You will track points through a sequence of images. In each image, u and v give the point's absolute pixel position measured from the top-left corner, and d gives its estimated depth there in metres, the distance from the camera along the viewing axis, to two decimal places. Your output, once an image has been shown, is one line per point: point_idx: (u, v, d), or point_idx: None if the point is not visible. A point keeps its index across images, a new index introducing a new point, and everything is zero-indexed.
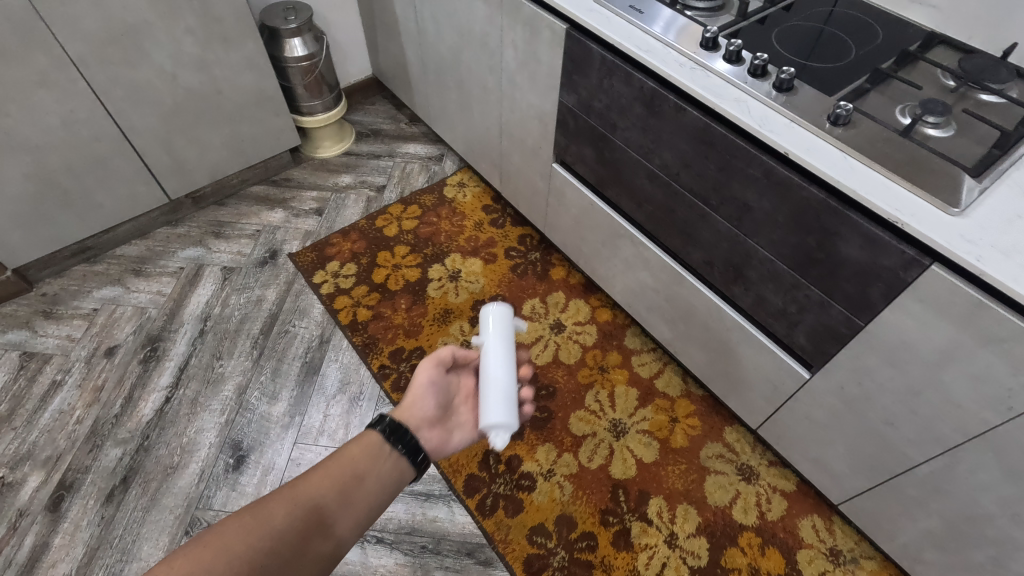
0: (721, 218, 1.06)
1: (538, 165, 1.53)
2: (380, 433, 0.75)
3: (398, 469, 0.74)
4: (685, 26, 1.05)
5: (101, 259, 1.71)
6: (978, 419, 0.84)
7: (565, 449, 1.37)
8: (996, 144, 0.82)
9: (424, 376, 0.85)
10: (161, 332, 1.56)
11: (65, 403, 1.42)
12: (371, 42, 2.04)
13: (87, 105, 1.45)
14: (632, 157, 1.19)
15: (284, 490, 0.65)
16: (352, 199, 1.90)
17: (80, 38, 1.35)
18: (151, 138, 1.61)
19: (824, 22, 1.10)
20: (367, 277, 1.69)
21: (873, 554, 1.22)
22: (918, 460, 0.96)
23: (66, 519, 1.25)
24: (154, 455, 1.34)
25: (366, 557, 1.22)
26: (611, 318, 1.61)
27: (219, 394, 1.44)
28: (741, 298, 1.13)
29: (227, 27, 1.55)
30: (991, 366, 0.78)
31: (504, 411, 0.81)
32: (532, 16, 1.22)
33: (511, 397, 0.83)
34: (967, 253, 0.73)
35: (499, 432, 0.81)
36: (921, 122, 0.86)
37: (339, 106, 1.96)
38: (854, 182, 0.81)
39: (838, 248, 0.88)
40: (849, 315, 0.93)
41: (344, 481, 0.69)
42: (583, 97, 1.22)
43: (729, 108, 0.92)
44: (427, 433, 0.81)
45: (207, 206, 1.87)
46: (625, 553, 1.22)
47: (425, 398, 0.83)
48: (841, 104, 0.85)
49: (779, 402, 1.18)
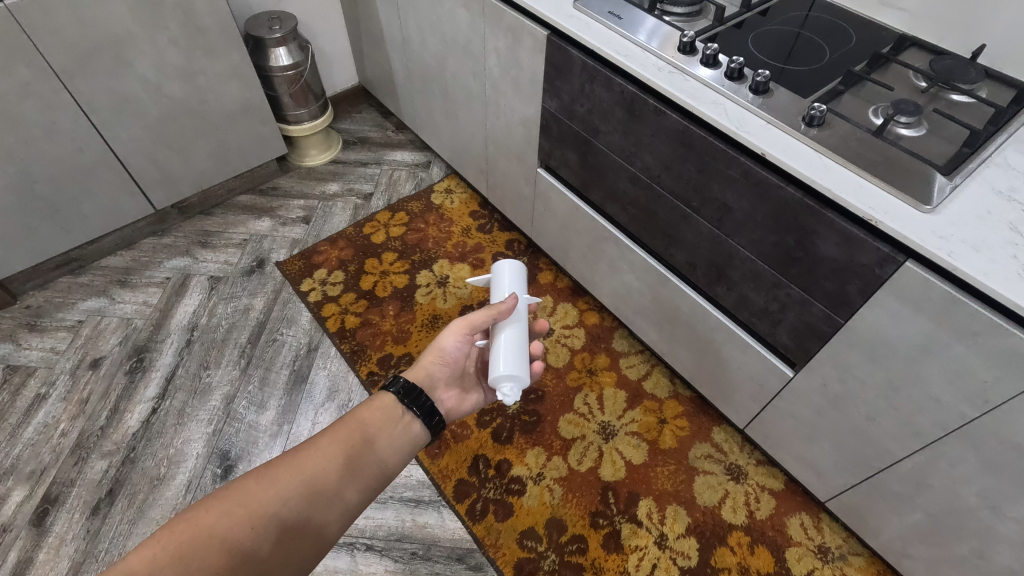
0: (703, 219, 1.07)
1: (523, 170, 1.54)
2: (386, 398, 0.80)
3: (406, 433, 0.79)
4: (664, 31, 1.07)
5: (86, 271, 1.70)
6: (957, 412, 0.85)
7: (555, 453, 1.37)
8: (966, 142, 0.84)
9: (450, 342, 0.88)
10: (147, 342, 1.55)
11: (49, 416, 1.40)
12: (357, 50, 2.05)
13: (70, 116, 1.45)
14: (615, 161, 1.20)
15: (296, 456, 0.70)
16: (339, 207, 1.90)
17: (63, 49, 1.35)
18: (135, 149, 1.61)
19: (800, 26, 1.12)
20: (354, 285, 1.69)
21: (861, 551, 1.23)
22: (900, 455, 0.97)
23: (51, 533, 1.24)
24: (140, 467, 1.33)
25: (356, 565, 1.21)
26: (599, 322, 1.61)
27: (207, 404, 1.43)
28: (725, 297, 1.14)
29: (211, 37, 1.56)
30: (966, 360, 0.79)
31: (517, 364, 0.84)
32: (514, 24, 1.24)
33: (523, 353, 0.86)
34: (939, 248, 0.74)
35: (508, 383, 0.83)
36: (893, 122, 0.88)
37: (325, 114, 1.96)
38: (828, 180, 0.83)
39: (817, 247, 0.90)
40: (829, 312, 0.94)
41: (353, 451, 0.73)
42: (566, 102, 1.23)
43: (708, 110, 0.94)
44: (445, 392, 0.89)
45: (194, 215, 1.87)
46: (615, 555, 1.22)
47: (448, 359, 0.88)
48: (816, 105, 0.87)
49: (765, 401, 1.20)
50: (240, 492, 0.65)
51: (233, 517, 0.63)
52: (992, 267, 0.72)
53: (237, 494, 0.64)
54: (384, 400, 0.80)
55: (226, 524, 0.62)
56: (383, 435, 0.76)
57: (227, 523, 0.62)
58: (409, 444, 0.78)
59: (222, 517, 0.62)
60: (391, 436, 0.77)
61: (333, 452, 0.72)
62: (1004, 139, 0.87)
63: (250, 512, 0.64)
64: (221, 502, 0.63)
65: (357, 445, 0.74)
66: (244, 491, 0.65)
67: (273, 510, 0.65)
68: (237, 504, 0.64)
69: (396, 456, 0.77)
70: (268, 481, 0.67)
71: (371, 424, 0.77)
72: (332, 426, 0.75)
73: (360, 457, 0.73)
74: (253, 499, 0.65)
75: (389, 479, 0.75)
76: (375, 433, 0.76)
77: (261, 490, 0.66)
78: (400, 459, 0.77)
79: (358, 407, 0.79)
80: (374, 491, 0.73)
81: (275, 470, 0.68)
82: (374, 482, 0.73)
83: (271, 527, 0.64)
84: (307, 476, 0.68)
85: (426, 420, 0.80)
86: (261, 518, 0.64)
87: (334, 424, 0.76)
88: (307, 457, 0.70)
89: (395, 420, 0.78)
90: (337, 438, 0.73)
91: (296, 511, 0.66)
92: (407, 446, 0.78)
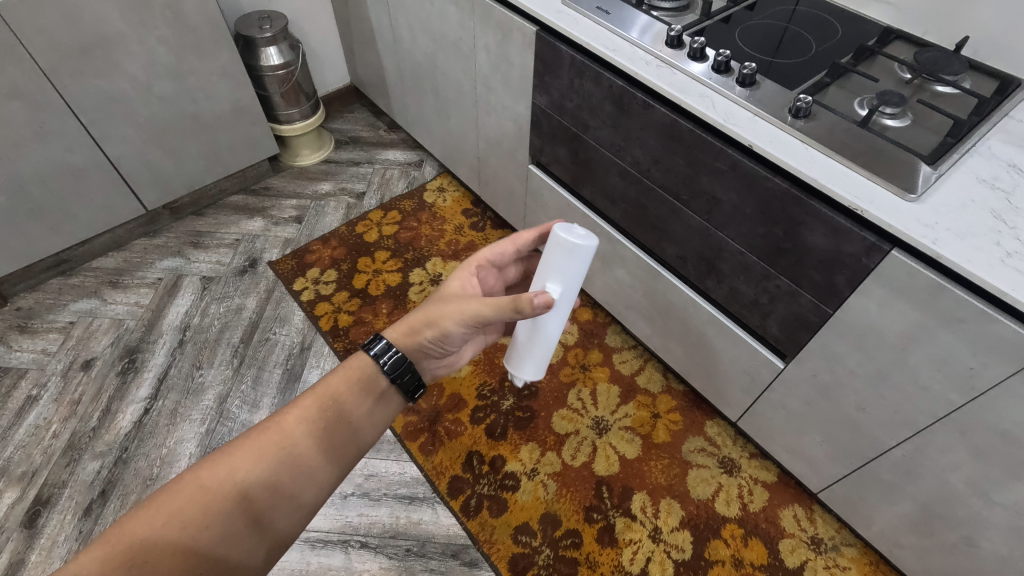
0: (692, 212, 1.08)
1: (515, 167, 1.55)
2: (359, 362, 0.75)
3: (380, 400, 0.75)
4: (652, 26, 1.08)
5: (77, 272, 1.70)
6: (944, 399, 0.86)
7: (548, 448, 1.37)
8: (950, 133, 0.85)
9: (456, 327, 0.78)
10: (139, 343, 1.54)
11: (40, 418, 1.40)
12: (348, 49, 2.06)
13: (59, 116, 1.44)
14: (605, 156, 1.21)
15: (256, 441, 0.66)
16: (332, 207, 1.90)
17: (52, 49, 1.35)
18: (126, 149, 1.60)
19: (787, 21, 1.13)
20: (347, 283, 1.69)
21: (854, 541, 1.23)
22: (891, 444, 0.98)
23: (43, 535, 1.23)
24: (132, 467, 1.33)
25: (350, 562, 1.21)
26: (592, 317, 1.62)
27: (199, 404, 1.43)
28: (715, 290, 1.15)
29: (201, 36, 1.56)
30: (952, 347, 0.80)
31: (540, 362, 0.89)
32: (503, 20, 1.24)
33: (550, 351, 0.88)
34: (924, 237, 0.75)
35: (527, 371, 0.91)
36: (879, 113, 0.89)
37: (317, 114, 1.96)
38: (815, 170, 0.83)
39: (804, 238, 0.90)
40: (817, 303, 0.95)
41: (321, 431, 0.69)
42: (556, 97, 1.24)
43: (695, 103, 0.94)
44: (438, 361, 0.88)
45: (186, 216, 1.86)
46: (610, 549, 1.23)
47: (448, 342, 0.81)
48: (802, 97, 0.88)
49: (756, 393, 1.20)
50: (196, 484, 0.62)
51: (190, 509, 0.60)
52: (976, 255, 0.73)
53: (192, 488, 0.62)
54: (355, 367, 0.75)
55: (181, 519, 0.60)
56: (357, 408, 0.73)
57: (187, 518, 0.60)
58: (385, 413, 0.76)
59: (175, 516, 0.59)
60: (366, 409, 0.74)
61: (302, 430, 0.68)
62: (987, 129, 0.87)
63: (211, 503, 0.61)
64: (179, 493, 0.61)
65: (327, 423, 0.70)
66: (202, 481, 0.62)
67: (237, 501, 0.63)
68: (191, 500, 0.61)
69: (371, 430, 0.74)
70: (225, 469, 0.63)
71: (343, 397, 0.72)
72: (299, 400, 0.71)
73: (334, 432, 0.70)
74: (208, 493, 0.62)
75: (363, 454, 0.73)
76: (350, 406, 0.72)
77: (223, 478, 0.63)
78: (375, 432, 0.74)
79: (331, 378, 0.73)
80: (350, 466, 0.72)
81: (234, 458, 0.65)
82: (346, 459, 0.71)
83: (234, 517, 0.62)
84: (273, 461, 0.66)
85: (404, 391, 0.77)
86: (226, 505, 0.62)
87: (303, 396, 0.71)
88: (272, 440, 0.66)
89: (372, 394, 0.74)
90: (306, 413, 0.69)
91: (267, 496, 0.65)
92: (384, 417, 0.76)
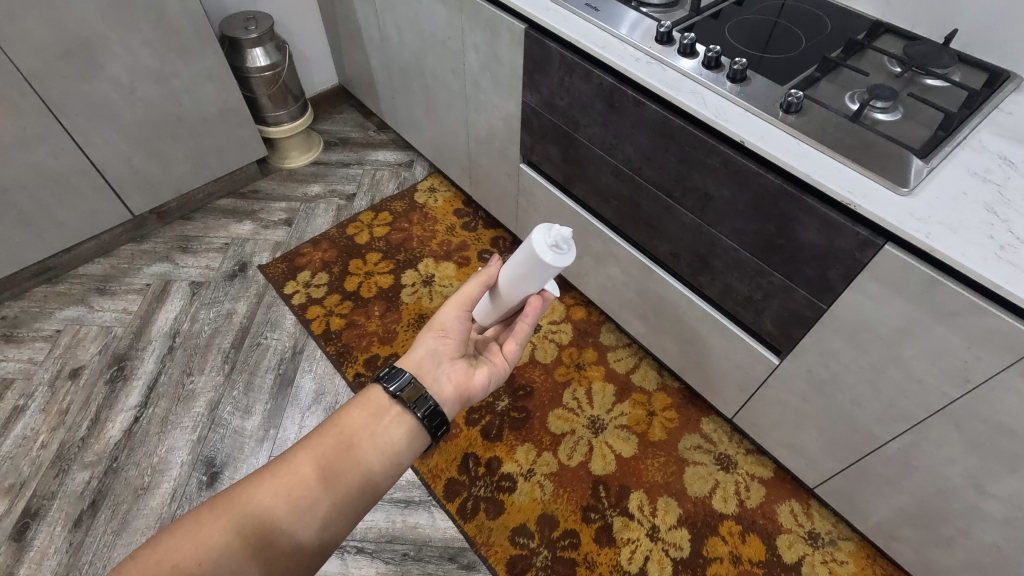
0: (686, 209, 1.07)
1: (505, 166, 1.54)
2: (374, 392, 0.73)
3: (398, 424, 0.71)
4: (641, 23, 1.07)
5: (63, 279, 1.67)
6: (939, 393, 0.86)
7: (545, 448, 1.36)
8: (941, 126, 0.85)
9: (451, 316, 0.81)
10: (127, 350, 1.52)
11: (28, 427, 1.37)
12: (336, 49, 2.04)
13: (41, 121, 1.41)
14: (597, 154, 1.20)
15: (262, 475, 0.65)
16: (322, 209, 1.89)
17: (32, 53, 1.32)
18: (111, 153, 1.57)
19: (776, 15, 1.12)
20: (339, 286, 1.68)
21: (850, 535, 1.24)
22: (886, 438, 0.98)
23: (31, 547, 1.21)
24: (124, 477, 1.31)
25: (347, 568, 1.20)
26: (586, 316, 1.61)
27: (190, 411, 1.41)
28: (709, 287, 1.14)
29: (186, 38, 1.54)
30: (947, 341, 0.80)
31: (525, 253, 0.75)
32: (492, 18, 1.23)
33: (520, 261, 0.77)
34: (916, 231, 0.75)
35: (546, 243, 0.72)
36: (870, 107, 0.89)
37: (305, 116, 1.94)
38: (807, 166, 0.83)
39: (798, 233, 0.90)
40: (812, 299, 0.95)
41: (325, 462, 0.67)
42: (546, 95, 1.23)
43: (686, 100, 0.94)
44: (453, 366, 0.79)
45: (173, 221, 1.84)
46: (608, 548, 1.22)
47: (450, 332, 0.80)
48: (793, 92, 0.87)
49: (751, 390, 1.20)
50: (196, 520, 0.60)
51: (186, 546, 0.58)
52: (969, 247, 0.73)
53: (192, 523, 0.60)
54: (369, 397, 0.72)
55: (176, 557, 0.57)
56: (362, 440, 0.69)
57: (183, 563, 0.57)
58: (400, 443, 0.71)
59: (169, 552, 0.58)
60: (374, 443, 0.69)
61: (302, 461, 0.66)
62: (978, 122, 0.88)
63: (204, 538, 0.59)
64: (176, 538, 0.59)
65: (331, 454, 0.67)
66: (200, 525, 0.60)
67: (235, 544, 0.60)
68: (187, 537, 0.59)
69: (383, 458, 0.69)
70: (227, 504, 0.62)
71: (352, 425, 0.70)
72: (304, 436, 0.69)
73: (337, 465, 0.67)
74: (206, 531, 0.60)
75: (376, 484, 0.68)
76: (354, 431, 0.69)
77: (222, 520, 0.61)
78: (387, 460, 0.69)
79: (339, 408, 0.72)
80: (360, 498, 0.67)
81: (237, 494, 0.63)
82: (356, 490, 0.66)
83: (233, 553, 0.59)
84: (275, 503, 0.63)
85: (429, 428, 0.72)
86: (217, 540, 0.59)
87: (310, 431, 0.70)
88: (274, 480, 0.64)
89: (381, 415, 0.71)
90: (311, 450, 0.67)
91: (267, 539, 0.61)
92: (395, 442, 0.70)
